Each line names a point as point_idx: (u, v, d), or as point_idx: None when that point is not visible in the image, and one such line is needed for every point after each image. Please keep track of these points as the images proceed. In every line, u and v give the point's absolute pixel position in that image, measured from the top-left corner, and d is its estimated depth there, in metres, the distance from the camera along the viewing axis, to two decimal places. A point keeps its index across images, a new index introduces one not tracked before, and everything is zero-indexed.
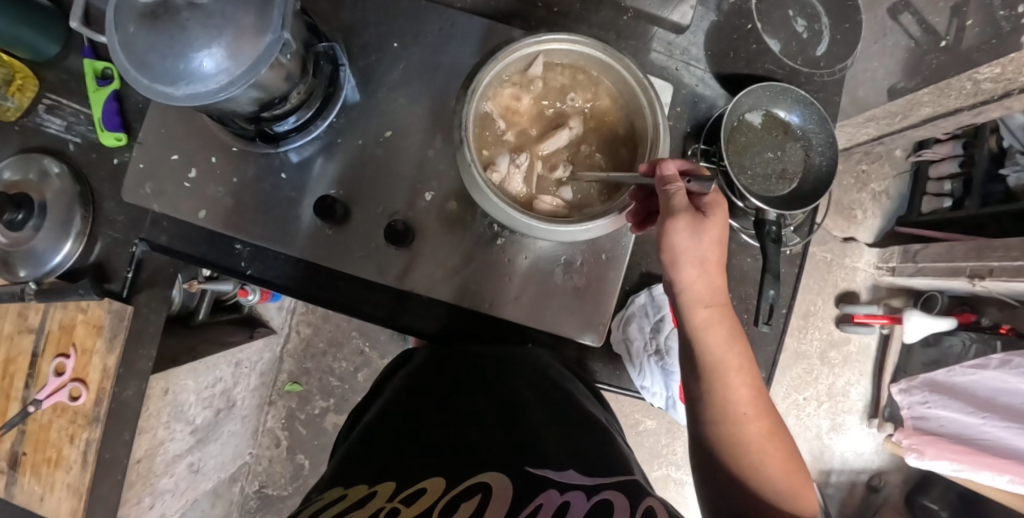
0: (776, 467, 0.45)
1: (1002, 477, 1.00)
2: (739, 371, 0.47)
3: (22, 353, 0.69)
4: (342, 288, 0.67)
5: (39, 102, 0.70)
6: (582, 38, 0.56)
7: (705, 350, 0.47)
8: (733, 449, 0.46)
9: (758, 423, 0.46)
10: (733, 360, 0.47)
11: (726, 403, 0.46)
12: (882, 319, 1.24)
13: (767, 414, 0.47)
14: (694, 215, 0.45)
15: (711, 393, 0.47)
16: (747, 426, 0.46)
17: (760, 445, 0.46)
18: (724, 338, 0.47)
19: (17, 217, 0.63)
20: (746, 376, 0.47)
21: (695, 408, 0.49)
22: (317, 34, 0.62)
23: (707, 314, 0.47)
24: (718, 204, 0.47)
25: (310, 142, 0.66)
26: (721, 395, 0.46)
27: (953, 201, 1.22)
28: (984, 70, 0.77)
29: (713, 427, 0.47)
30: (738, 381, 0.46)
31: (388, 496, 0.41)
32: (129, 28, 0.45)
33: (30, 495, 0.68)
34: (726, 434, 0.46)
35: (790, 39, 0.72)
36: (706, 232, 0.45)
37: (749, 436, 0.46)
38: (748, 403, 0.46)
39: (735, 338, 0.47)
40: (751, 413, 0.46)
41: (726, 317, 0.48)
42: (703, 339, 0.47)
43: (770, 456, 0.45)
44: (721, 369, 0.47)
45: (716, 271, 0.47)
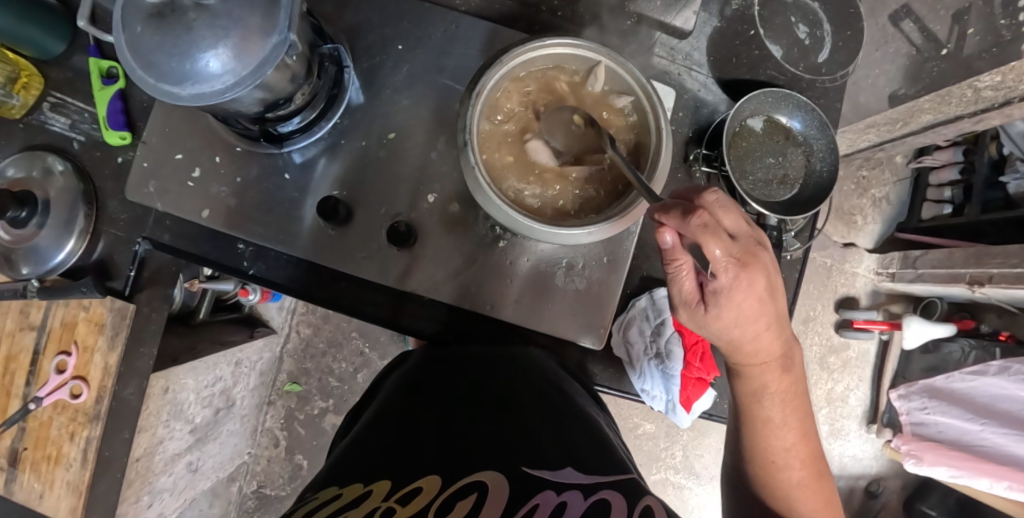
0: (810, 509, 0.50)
1: (1001, 484, 1.00)
2: (786, 427, 0.49)
3: (23, 350, 0.69)
4: (343, 289, 0.67)
5: (43, 100, 0.70)
6: (586, 42, 0.57)
7: (753, 402, 0.50)
8: (771, 491, 0.51)
9: (800, 469, 0.50)
10: (778, 416, 0.49)
11: (768, 451, 0.50)
12: (881, 325, 1.24)
13: (809, 463, 0.50)
14: (692, 305, 0.44)
15: (752, 442, 0.50)
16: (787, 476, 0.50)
17: (799, 489, 0.50)
18: (775, 394, 0.49)
19: (22, 214, 0.63)
20: (795, 424, 0.50)
21: (740, 449, 0.53)
22: (321, 36, 0.62)
23: (762, 370, 0.48)
24: (735, 289, 0.42)
25: (313, 143, 0.66)
26: (764, 445, 0.50)
27: (953, 207, 1.22)
28: (986, 78, 0.78)
29: (752, 470, 0.51)
30: (781, 434, 0.49)
31: (383, 495, 0.41)
32: (136, 27, 0.46)
33: (28, 492, 0.68)
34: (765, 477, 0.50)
35: (792, 45, 0.73)
36: (709, 325, 0.44)
37: (788, 482, 0.50)
38: (788, 453, 0.50)
39: (789, 389, 0.49)
40: (791, 460, 0.50)
41: (779, 369, 0.48)
42: (750, 392, 0.49)
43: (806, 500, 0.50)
44: (763, 423, 0.50)
45: (774, 331, 0.46)
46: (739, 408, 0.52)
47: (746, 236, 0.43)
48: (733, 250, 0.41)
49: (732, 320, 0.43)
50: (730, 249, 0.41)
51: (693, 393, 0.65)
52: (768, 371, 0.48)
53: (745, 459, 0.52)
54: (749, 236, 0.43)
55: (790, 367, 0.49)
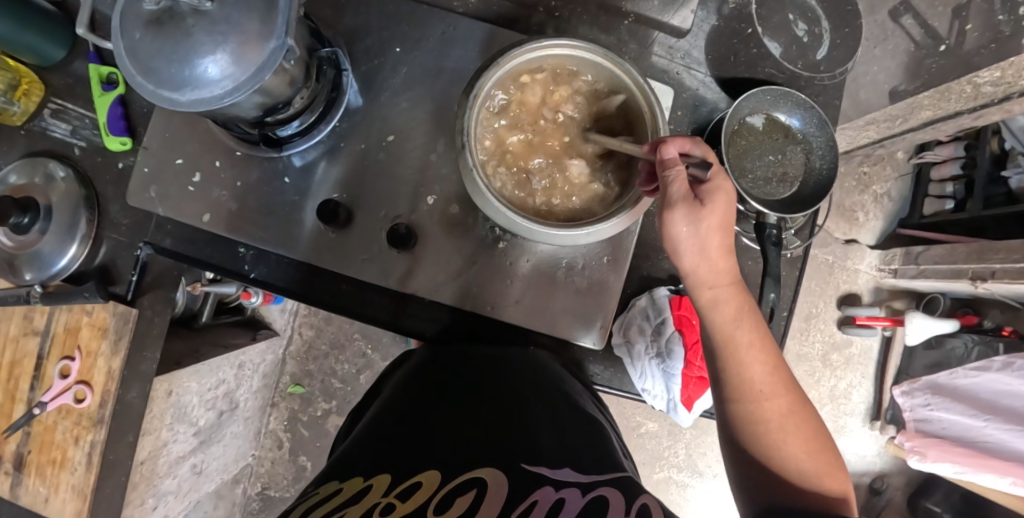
0: (800, 447, 0.45)
1: (1005, 480, 1.01)
2: (755, 353, 0.47)
3: (27, 355, 0.69)
4: (344, 291, 0.68)
5: (45, 106, 0.70)
6: (582, 42, 0.56)
7: (720, 329, 0.47)
8: (754, 428, 0.46)
9: (778, 401, 0.46)
10: (746, 337, 0.47)
11: (743, 383, 0.47)
12: (883, 321, 1.23)
13: (790, 391, 0.47)
14: (691, 202, 0.46)
15: (726, 373, 0.47)
16: (767, 408, 0.46)
17: (783, 426, 0.46)
18: (737, 319, 0.47)
19: (23, 221, 0.63)
20: (765, 351, 0.47)
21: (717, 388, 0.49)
22: (319, 39, 0.62)
23: (714, 295, 0.48)
24: (721, 190, 0.47)
25: (313, 146, 0.67)
26: (737, 373, 0.47)
27: (955, 203, 1.23)
28: (985, 74, 0.78)
29: (732, 407, 0.47)
30: (753, 360, 0.47)
31: (382, 491, 0.41)
32: (135, 34, 0.46)
33: (34, 496, 0.68)
34: (743, 413, 0.47)
35: (790, 43, 0.73)
36: (703, 219, 0.46)
37: (768, 414, 0.46)
38: (767, 381, 0.46)
39: (751, 317, 0.48)
40: (770, 391, 0.46)
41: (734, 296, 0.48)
42: (715, 319, 0.48)
43: (791, 435, 0.45)
44: (732, 348, 0.47)
45: (726, 249, 0.47)
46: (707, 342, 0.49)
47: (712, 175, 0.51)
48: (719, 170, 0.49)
49: (717, 217, 0.46)
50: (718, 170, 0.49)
51: (694, 392, 0.66)
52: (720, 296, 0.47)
53: (721, 398, 0.48)
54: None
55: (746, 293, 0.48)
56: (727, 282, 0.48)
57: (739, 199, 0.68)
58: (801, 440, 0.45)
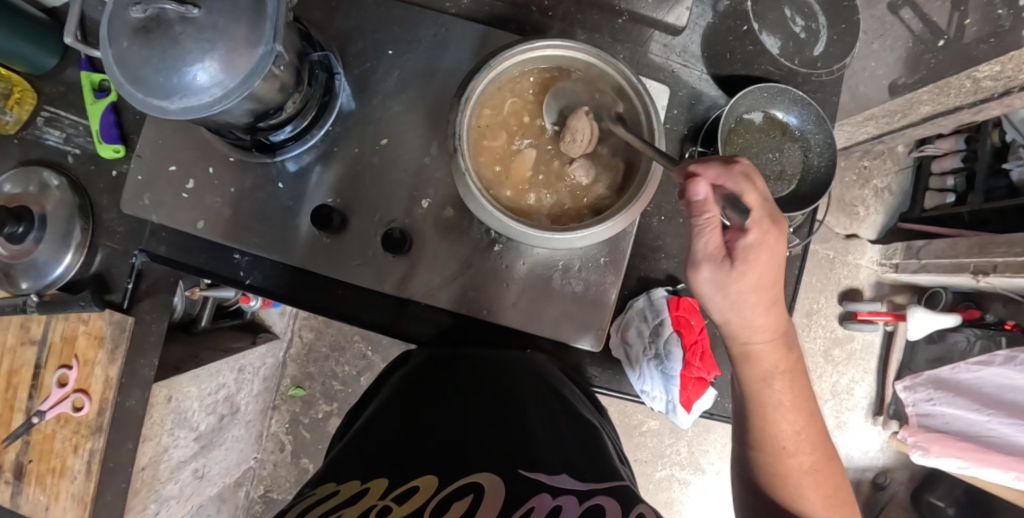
0: (818, 505, 0.48)
1: (1009, 474, 1.00)
2: (784, 410, 0.48)
3: (25, 364, 0.69)
4: (341, 296, 0.67)
5: (37, 114, 0.70)
6: (574, 43, 0.56)
7: (749, 381, 0.48)
8: (776, 480, 0.49)
9: (804, 458, 0.48)
10: (779, 395, 0.48)
11: (769, 436, 0.48)
12: (885, 316, 1.24)
13: (813, 449, 0.48)
14: (719, 263, 0.43)
15: (754, 425, 0.49)
16: (791, 461, 0.48)
17: (800, 478, 0.48)
18: (770, 374, 0.48)
19: (17, 229, 0.63)
20: (798, 409, 0.48)
21: (743, 435, 0.51)
22: (310, 43, 0.61)
23: (745, 350, 0.47)
24: (761, 245, 0.42)
25: (306, 151, 0.66)
26: (765, 427, 0.48)
27: (955, 196, 1.21)
28: (984, 68, 0.76)
29: (758, 457, 0.49)
30: (783, 417, 0.48)
31: (379, 494, 0.41)
32: (122, 42, 0.45)
33: (35, 504, 0.68)
34: (768, 465, 0.49)
35: (787, 39, 0.72)
36: (731, 283, 0.43)
37: (792, 471, 0.48)
38: (796, 438, 0.48)
39: (790, 369, 0.48)
40: (792, 448, 0.48)
41: (777, 348, 0.47)
42: (749, 371, 0.48)
43: (812, 492, 0.48)
44: (761, 405, 0.48)
45: (767, 308, 0.45)
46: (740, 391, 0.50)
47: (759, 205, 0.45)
48: (765, 207, 0.43)
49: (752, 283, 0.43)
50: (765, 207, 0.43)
51: (693, 394, 0.65)
52: (758, 352, 0.47)
53: (747, 445, 0.50)
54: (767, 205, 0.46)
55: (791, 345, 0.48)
56: (766, 339, 0.46)
57: None
58: (822, 497, 0.48)
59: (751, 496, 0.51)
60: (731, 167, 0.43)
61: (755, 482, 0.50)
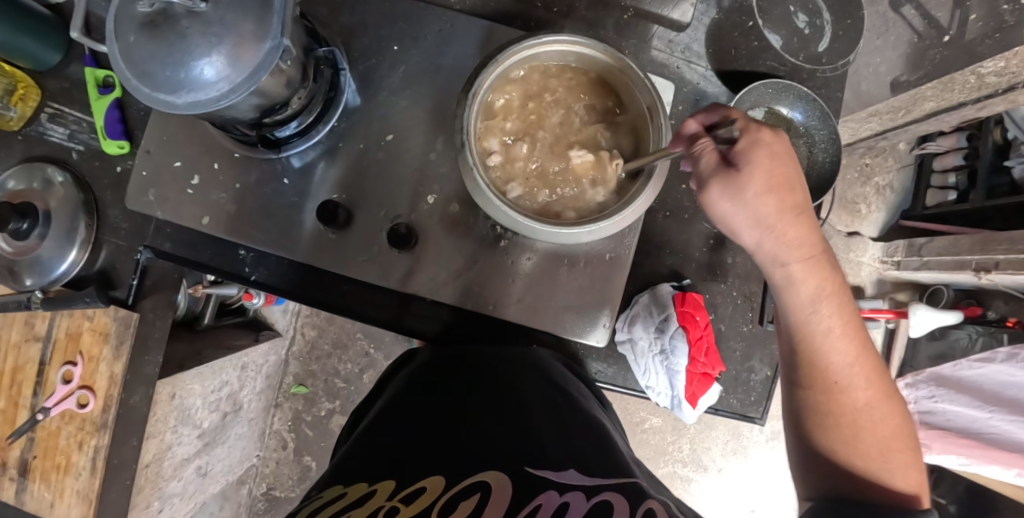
0: (877, 442, 0.47)
1: (1010, 471, 1.00)
2: (837, 340, 0.47)
3: (29, 361, 0.69)
4: (346, 292, 0.68)
5: (41, 110, 0.70)
6: (582, 38, 0.56)
7: (797, 315, 0.48)
8: (834, 421, 0.48)
9: (863, 390, 0.47)
10: (829, 322, 0.47)
11: (825, 372, 0.48)
12: (887, 313, 1.19)
13: (872, 382, 0.48)
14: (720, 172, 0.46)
15: (806, 363, 0.49)
16: (852, 397, 0.47)
17: (862, 415, 0.47)
18: (816, 303, 0.47)
19: (23, 225, 0.63)
20: (848, 338, 0.47)
21: (794, 376, 0.50)
22: (316, 39, 0.61)
23: (788, 274, 0.47)
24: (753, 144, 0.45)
25: (311, 147, 0.66)
26: (818, 361, 0.48)
27: (958, 194, 1.22)
28: (990, 64, 0.75)
29: (812, 397, 0.49)
30: (835, 349, 0.47)
31: (386, 495, 0.41)
32: (129, 37, 0.45)
33: (39, 501, 0.68)
34: (824, 403, 0.48)
35: (791, 35, 0.72)
36: (739, 185, 0.45)
37: (848, 407, 0.47)
38: (851, 370, 0.47)
39: (835, 296, 0.48)
40: (851, 382, 0.47)
41: (816, 270, 0.47)
42: (796, 301, 0.48)
43: (870, 428, 0.47)
44: (812, 337, 0.48)
45: (789, 217, 0.46)
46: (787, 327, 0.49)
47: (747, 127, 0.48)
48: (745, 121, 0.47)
49: (762, 183, 0.45)
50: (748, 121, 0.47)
51: (697, 389, 0.65)
52: (807, 279, 0.47)
53: (800, 385, 0.50)
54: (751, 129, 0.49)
55: (824, 274, 0.47)
56: (809, 257, 0.47)
57: None
58: (881, 435, 0.47)
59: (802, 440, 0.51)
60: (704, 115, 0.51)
61: (808, 424, 0.50)
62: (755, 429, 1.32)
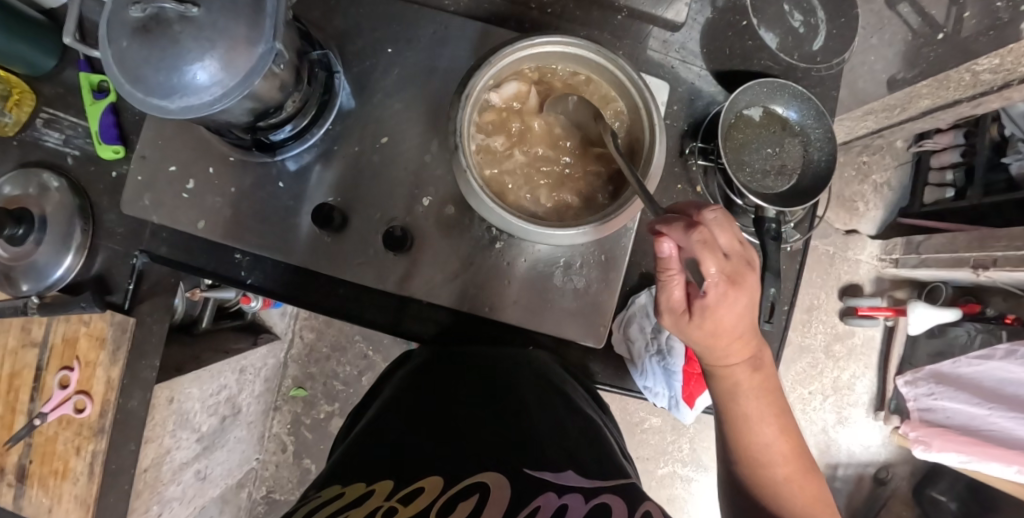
0: (807, 513, 0.46)
1: (1010, 468, 0.99)
2: (765, 421, 0.48)
3: (26, 366, 0.69)
4: (342, 294, 0.67)
5: (36, 116, 0.70)
6: (574, 39, 0.56)
7: (729, 400, 0.48)
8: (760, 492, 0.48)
9: (785, 466, 0.47)
10: (756, 410, 0.48)
11: (752, 448, 0.48)
12: (886, 311, 1.23)
13: (796, 458, 0.48)
14: (679, 314, 0.43)
15: (734, 438, 0.49)
16: (776, 472, 0.47)
17: (784, 486, 0.47)
18: (748, 390, 0.47)
19: (17, 232, 0.64)
20: (775, 419, 0.48)
21: (725, 450, 0.51)
22: (310, 42, 0.61)
23: (723, 368, 0.47)
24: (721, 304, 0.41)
25: (306, 150, 0.66)
26: (742, 439, 0.48)
27: (955, 191, 1.22)
28: (984, 61, 0.76)
29: (740, 469, 0.49)
30: (761, 428, 0.48)
31: (384, 495, 0.41)
32: (122, 42, 0.45)
33: (37, 507, 0.68)
34: (750, 475, 0.48)
35: (785, 34, 0.71)
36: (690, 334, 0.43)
37: (775, 481, 0.47)
38: (771, 448, 0.48)
39: (767, 385, 0.48)
40: (777, 458, 0.47)
41: (750, 367, 0.47)
42: (725, 386, 0.48)
43: (799, 501, 0.47)
44: (740, 419, 0.48)
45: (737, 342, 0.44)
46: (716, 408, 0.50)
47: (736, 255, 0.42)
48: (723, 267, 0.41)
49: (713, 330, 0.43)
50: (724, 267, 0.41)
51: (695, 389, 0.66)
52: (733, 373, 0.47)
53: (730, 458, 0.50)
54: (739, 255, 0.42)
55: (759, 366, 0.48)
56: (738, 359, 0.46)
57: (737, 193, 0.67)
58: (810, 505, 0.47)
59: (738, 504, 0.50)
60: (690, 230, 0.40)
61: (739, 491, 0.50)
62: None
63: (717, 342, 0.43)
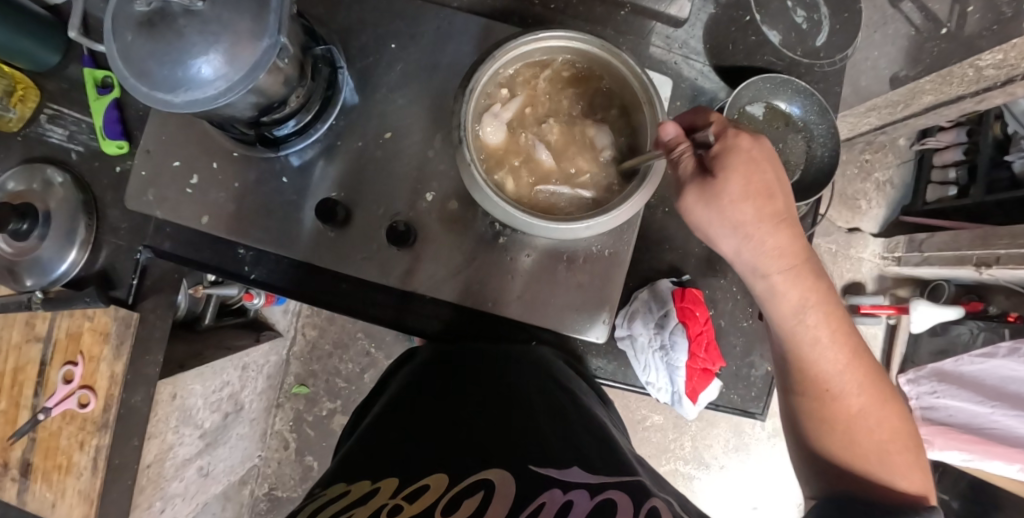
0: (875, 440, 0.49)
1: (1013, 466, 0.99)
2: (823, 341, 0.49)
3: (30, 361, 0.70)
4: (345, 290, 0.68)
5: (40, 112, 0.70)
6: (578, 33, 0.56)
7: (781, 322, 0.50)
8: (824, 423, 0.50)
9: (852, 396, 0.49)
10: (810, 333, 0.49)
11: (813, 375, 0.50)
12: (888, 309, 1.21)
13: (863, 386, 0.49)
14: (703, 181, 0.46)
15: (799, 370, 0.50)
16: (839, 400, 0.49)
17: (851, 417, 0.49)
18: (796, 309, 0.49)
19: (22, 226, 0.64)
20: (832, 342, 0.49)
21: (787, 381, 0.53)
22: (314, 37, 0.61)
23: (769, 283, 0.49)
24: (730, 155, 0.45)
25: (310, 145, 0.66)
26: (808, 365, 0.50)
27: (958, 189, 1.21)
28: (988, 57, 0.75)
29: (804, 400, 0.51)
30: (822, 355, 0.49)
31: (390, 493, 0.41)
32: (127, 37, 0.45)
33: (41, 502, 0.68)
34: (817, 407, 0.50)
35: (789, 30, 0.72)
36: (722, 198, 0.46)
37: (839, 410, 0.49)
38: (837, 374, 0.49)
39: (823, 298, 0.49)
40: (839, 388, 0.49)
41: (801, 274, 0.48)
42: (772, 301, 0.49)
43: (866, 427, 0.49)
44: (800, 344, 0.50)
45: (780, 231, 0.47)
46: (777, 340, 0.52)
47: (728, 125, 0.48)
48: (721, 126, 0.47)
49: (737, 189, 0.45)
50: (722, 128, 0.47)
51: (698, 385, 0.64)
52: (785, 281, 0.48)
53: (793, 390, 0.52)
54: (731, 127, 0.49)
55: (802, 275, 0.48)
56: (790, 263, 0.47)
57: None
58: (878, 434, 0.49)
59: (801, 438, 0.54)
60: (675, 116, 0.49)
61: (801, 424, 0.53)
62: (757, 426, 1.31)
63: (754, 217, 0.46)
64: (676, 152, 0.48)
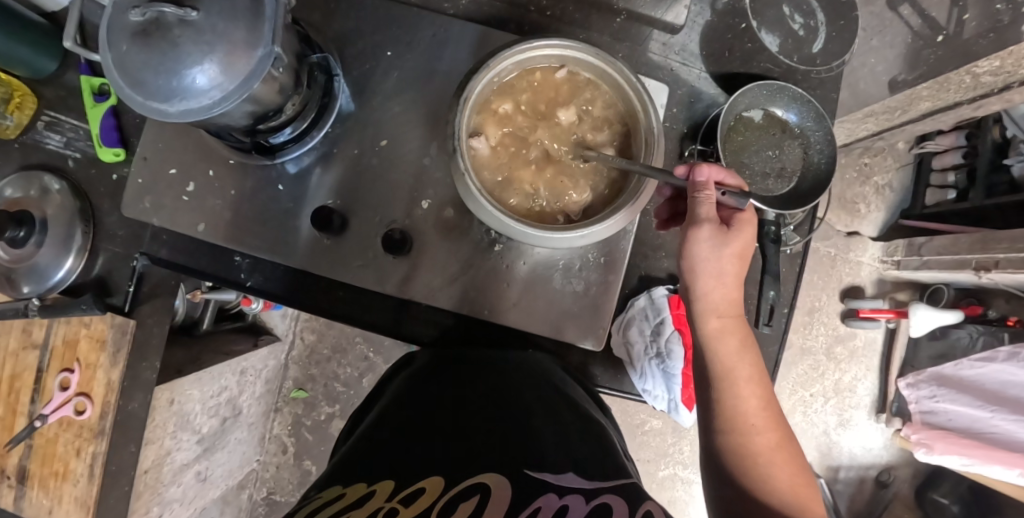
0: (785, 481, 0.47)
1: (1013, 471, 0.98)
2: (749, 379, 0.49)
3: (27, 368, 0.70)
4: (342, 297, 0.68)
5: (38, 119, 0.70)
6: (575, 42, 0.56)
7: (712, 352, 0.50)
8: (744, 461, 0.47)
9: (768, 435, 0.48)
10: (745, 372, 0.49)
11: (736, 413, 0.49)
12: (887, 313, 1.22)
13: (777, 427, 0.49)
14: (719, 226, 0.49)
15: (724, 403, 0.49)
16: (757, 439, 0.48)
17: (768, 456, 0.47)
18: (727, 346, 0.50)
19: (19, 234, 0.63)
20: (754, 386, 0.49)
21: (707, 419, 0.51)
22: (310, 45, 0.61)
23: (721, 324, 0.50)
24: (747, 223, 0.50)
25: (306, 153, 0.66)
26: (731, 403, 0.49)
27: (957, 192, 1.21)
28: (984, 63, 0.76)
29: (724, 438, 0.49)
30: (749, 392, 0.49)
31: (386, 496, 0.40)
32: (122, 46, 0.45)
33: (38, 508, 0.68)
34: (735, 443, 0.48)
35: (786, 36, 0.71)
36: (728, 244, 0.49)
37: (759, 448, 0.48)
38: (758, 413, 0.49)
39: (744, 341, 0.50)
40: (760, 425, 0.48)
41: (735, 328, 0.50)
42: (714, 348, 0.50)
43: (783, 471, 0.47)
44: (730, 381, 0.49)
45: (734, 284, 0.50)
46: (705, 376, 0.51)
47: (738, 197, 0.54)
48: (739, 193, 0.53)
49: (742, 249, 0.50)
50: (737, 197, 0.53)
51: (693, 392, 0.67)
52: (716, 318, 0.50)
53: (713, 428, 0.50)
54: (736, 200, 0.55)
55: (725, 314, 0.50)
56: (733, 314, 0.51)
57: None
58: (791, 479, 0.47)
59: (716, 477, 0.50)
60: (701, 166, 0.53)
61: (721, 465, 0.49)
62: None
63: (717, 270, 0.49)
64: (702, 191, 0.50)
